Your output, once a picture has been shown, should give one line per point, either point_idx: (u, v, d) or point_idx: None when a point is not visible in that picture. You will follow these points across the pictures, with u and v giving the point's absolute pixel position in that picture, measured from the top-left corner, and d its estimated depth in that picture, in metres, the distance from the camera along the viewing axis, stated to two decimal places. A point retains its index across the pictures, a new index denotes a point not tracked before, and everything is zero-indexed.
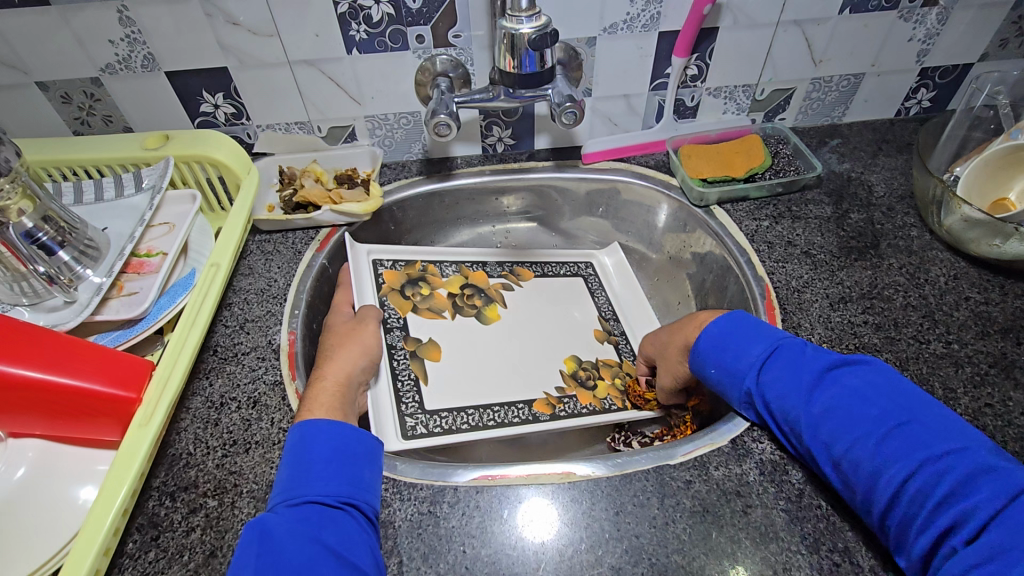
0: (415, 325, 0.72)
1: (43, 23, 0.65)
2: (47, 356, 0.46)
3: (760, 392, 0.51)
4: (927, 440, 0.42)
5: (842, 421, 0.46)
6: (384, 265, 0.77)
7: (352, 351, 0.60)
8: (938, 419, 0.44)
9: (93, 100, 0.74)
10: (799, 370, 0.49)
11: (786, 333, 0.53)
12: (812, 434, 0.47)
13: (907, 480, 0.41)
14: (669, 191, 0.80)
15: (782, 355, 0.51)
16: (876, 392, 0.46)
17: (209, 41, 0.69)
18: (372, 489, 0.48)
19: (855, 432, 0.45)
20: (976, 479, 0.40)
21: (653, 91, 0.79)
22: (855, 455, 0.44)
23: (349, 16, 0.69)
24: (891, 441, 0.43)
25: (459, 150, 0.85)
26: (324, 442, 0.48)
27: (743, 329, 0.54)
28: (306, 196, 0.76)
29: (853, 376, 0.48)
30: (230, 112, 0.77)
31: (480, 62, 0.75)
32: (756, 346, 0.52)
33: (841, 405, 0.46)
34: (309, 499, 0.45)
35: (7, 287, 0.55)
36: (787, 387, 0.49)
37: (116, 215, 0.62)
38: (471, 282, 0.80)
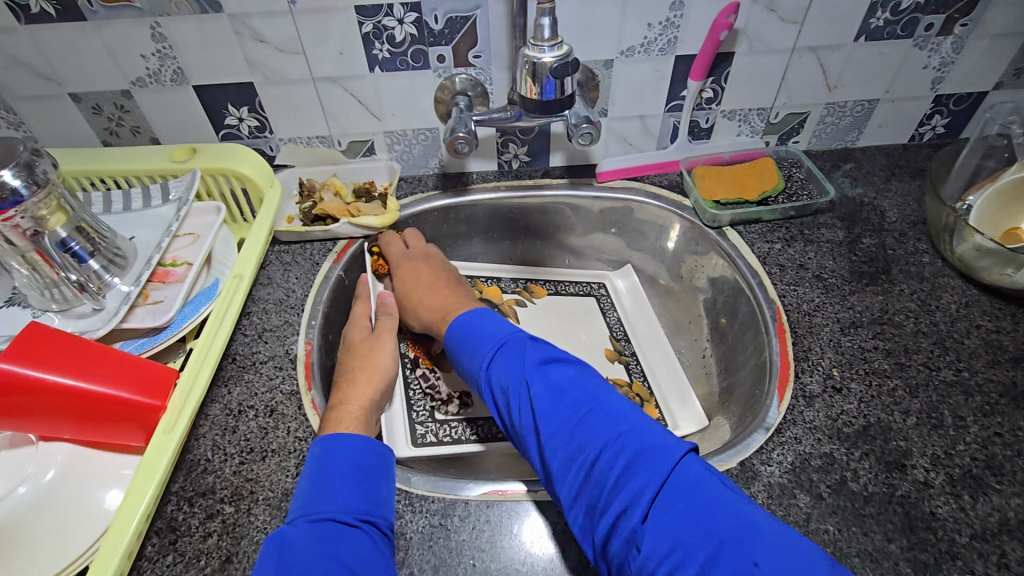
0: None
1: (78, 37, 0.68)
2: (78, 362, 0.48)
3: (489, 387, 0.56)
4: (610, 427, 0.48)
5: (552, 407, 0.51)
6: None
7: (369, 373, 0.60)
8: (622, 407, 0.50)
9: (123, 111, 0.76)
10: (515, 363, 0.55)
11: (509, 333, 0.59)
12: (519, 421, 0.52)
13: (619, 480, 0.45)
14: (681, 212, 0.81)
15: (506, 351, 0.56)
16: (574, 386, 0.53)
17: (236, 57, 0.72)
18: (388, 505, 0.49)
19: (559, 423, 0.50)
20: (640, 462, 0.45)
21: (668, 113, 0.80)
22: (553, 441, 0.49)
23: (373, 36, 0.70)
24: (590, 424, 0.49)
25: (475, 166, 0.87)
26: (344, 457, 0.50)
27: (475, 328, 0.60)
28: (325, 208, 0.78)
29: (559, 372, 0.54)
30: (254, 125, 0.79)
31: (499, 81, 0.77)
32: (483, 348, 0.58)
33: (548, 395, 0.52)
34: (328, 515, 0.46)
35: (39, 293, 0.57)
36: (505, 378, 0.54)
37: (143, 224, 0.64)
38: (486, 297, 0.82)
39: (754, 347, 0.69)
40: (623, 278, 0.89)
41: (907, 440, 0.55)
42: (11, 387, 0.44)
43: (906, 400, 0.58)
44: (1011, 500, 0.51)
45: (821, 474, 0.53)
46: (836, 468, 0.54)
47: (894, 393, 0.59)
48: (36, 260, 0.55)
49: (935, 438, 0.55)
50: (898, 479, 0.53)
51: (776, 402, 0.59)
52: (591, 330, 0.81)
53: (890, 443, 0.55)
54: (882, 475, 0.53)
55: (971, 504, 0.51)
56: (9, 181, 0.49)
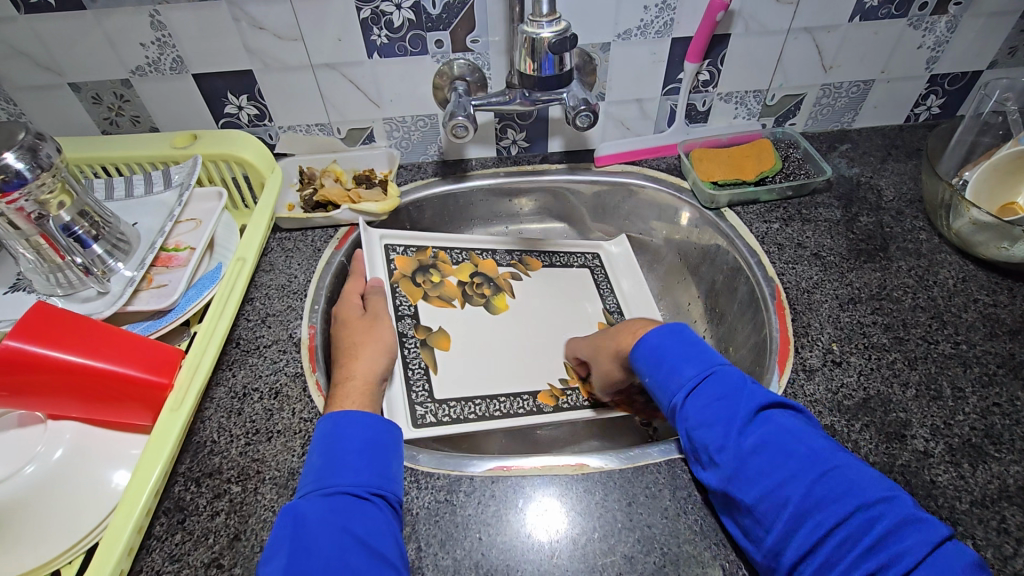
0: (427, 315, 0.74)
1: (78, 26, 0.68)
2: (84, 341, 0.48)
3: (682, 415, 0.50)
4: (854, 494, 0.42)
5: (770, 459, 0.45)
6: (396, 251, 0.79)
7: (373, 348, 0.61)
8: (864, 467, 0.44)
9: (123, 101, 0.77)
10: (727, 399, 0.49)
11: (722, 359, 0.52)
12: (734, 468, 0.46)
13: (875, 543, 0.40)
14: (680, 194, 0.82)
15: (715, 380, 0.50)
16: (800, 438, 0.46)
17: (235, 45, 0.72)
18: (397, 479, 0.50)
19: (774, 476, 0.44)
20: (891, 533, 0.40)
21: (665, 96, 0.81)
22: (783, 495, 0.43)
23: (371, 21, 0.71)
24: (827, 482, 0.43)
25: (474, 152, 0.87)
26: (354, 434, 0.50)
27: (682, 345, 0.53)
28: (326, 195, 0.78)
29: (782, 417, 0.48)
30: (253, 114, 0.80)
31: (497, 66, 0.77)
32: (689, 369, 0.51)
33: (772, 443, 0.46)
34: (339, 489, 0.46)
35: (43, 278, 0.57)
36: (718, 415, 0.48)
37: (145, 211, 0.64)
38: (481, 271, 0.82)
39: (753, 326, 0.69)
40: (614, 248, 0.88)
41: (906, 411, 0.56)
42: (19, 365, 0.45)
43: (904, 372, 0.59)
44: (1011, 468, 0.52)
45: None
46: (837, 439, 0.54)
47: (893, 366, 0.59)
48: (41, 244, 0.55)
49: (935, 409, 0.56)
50: (898, 449, 0.53)
51: (776, 376, 0.60)
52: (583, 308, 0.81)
53: (890, 415, 0.56)
54: (882, 445, 0.53)
55: (970, 472, 0.51)
56: (11, 163, 0.49)
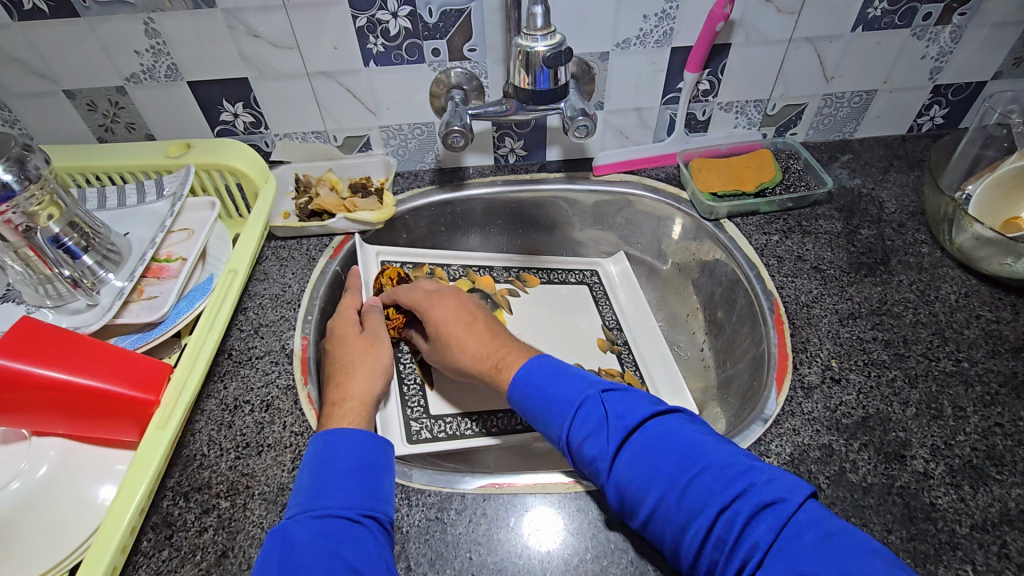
0: None
1: (72, 33, 0.68)
2: (70, 356, 0.47)
3: (573, 452, 0.50)
4: (716, 485, 0.43)
5: (642, 476, 0.46)
6: (393, 267, 0.79)
7: (369, 368, 0.60)
8: (725, 453, 0.45)
9: (118, 108, 0.77)
10: (598, 432, 0.49)
11: (583, 384, 0.53)
12: (618, 488, 0.46)
13: (742, 533, 0.41)
14: (678, 204, 0.81)
15: (587, 408, 0.51)
16: (668, 445, 0.46)
17: (230, 53, 0.72)
18: (389, 499, 0.49)
19: (654, 490, 0.45)
20: (757, 518, 0.41)
21: (664, 105, 0.80)
22: (661, 515, 0.44)
23: (367, 30, 0.70)
24: (692, 488, 0.43)
25: (471, 161, 0.86)
26: (347, 454, 0.49)
27: (547, 378, 0.54)
28: (321, 204, 0.78)
29: (651, 426, 0.48)
30: (249, 121, 0.80)
31: (494, 75, 0.77)
32: (561, 407, 0.52)
33: (644, 455, 0.46)
34: (330, 512, 0.46)
35: (32, 289, 0.56)
36: (597, 441, 0.49)
37: (138, 220, 0.64)
38: (478, 287, 0.82)
39: (751, 340, 0.68)
40: (614, 266, 0.88)
41: (906, 430, 0.55)
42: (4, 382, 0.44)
43: (905, 390, 0.58)
44: (1012, 491, 0.51)
45: (820, 465, 0.53)
46: (835, 459, 0.53)
47: (893, 383, 0.58)
48: (29, 256, 0.54)
49: (935, 429, 0.55)
50: (897, 470, 0.52)
51: (773, 393, 0.59)
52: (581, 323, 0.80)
53: (889, 434, 0.55)
54: (881, 466, 0.52)
55: (971, 495, 0.50)
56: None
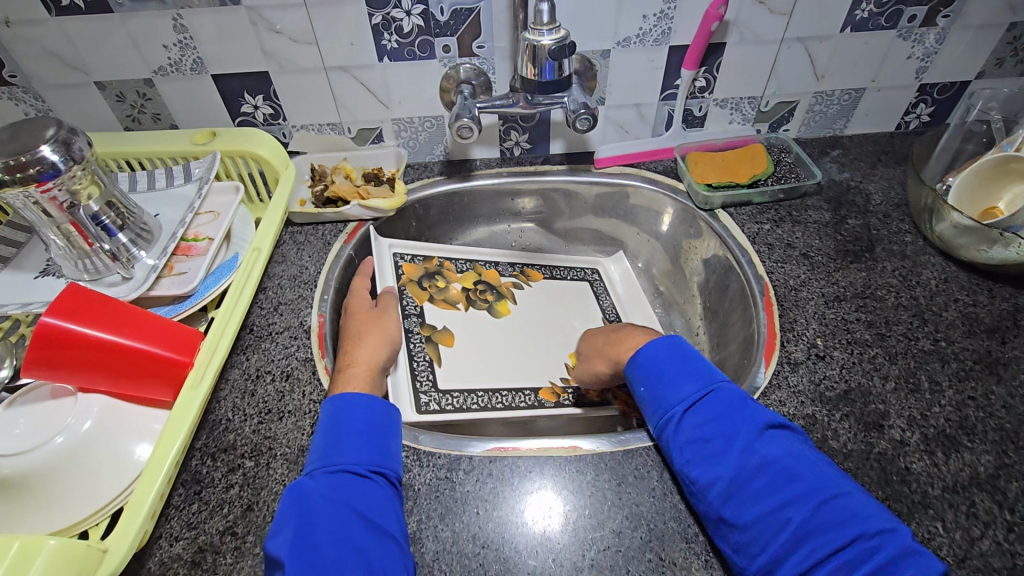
0: (432, 315, 0.78)
1: (105, 27, 0.73)
2: (113, 321, 0.52)
3: (680, 429, 0.53)
4: (852, 520, 0.44)
5: (773, 480, 0.47)
6: (405, 259, 0.83)
7: (377, 338, 0.64)
8: (865, 499, 0.46)
9: (145, 99, 0.81)
10: (727, 420, 0.52)
11: (722, 377, 0.56)
12: (731, 486, 0.48)
13: (873, 569, 0.42)
14: (675, 195, 0.85)
15: (715, 398, 0.53)
16: (801, 465, 0.48)
17: (253, 47, 0.76)
18: (397, 458, 0.53)
19: (780, 496, 0.46)
20: (898, 561, 0.42)
21: (663, 101, 0.84)
22: (785, 518, 0.45)
23: (382, 27, 0.75)
24: (825, 510, 0.45)
25: (478, 153, 0.91)
26: (357, 416, 0.53)
27: (677, 365, 0.57)
28: (337, 191, 0.82)
29: (782, 439, 0.50)
30: (268, 113, 0.84)
31: (502, 70, 0.81)
32: (690, 385, 0.55)
33: (774, 464, 0.48)
34: (343, 467, 0.50)
35: (72, 263, 0.61)
36: (719, 431, 0.51)
37: (167, 203, 0.69)
38: (484, 279, 0.86)
39: (743, 322, 0.73)
40: (615, 265, 0.93)
41: (885, 402, 0.59)
42: (57, 340, 0.48)
43: (885, 366, 0.62)
44: (982, 457, 0.54)
45: None
46: (818, 427, 0.57)
47: (874, 360, 0.62)
48: (71, 232, 0.59)
49: (912, 401, 0.59)
50: (875, 438, 0.56)
51: (762, 368, 0.63)
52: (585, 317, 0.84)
53: (869, 406, 0.58)
54: (860, 434, 0.56)
55: (943, 460, 0.54)
56: (48, 155, 0.53)
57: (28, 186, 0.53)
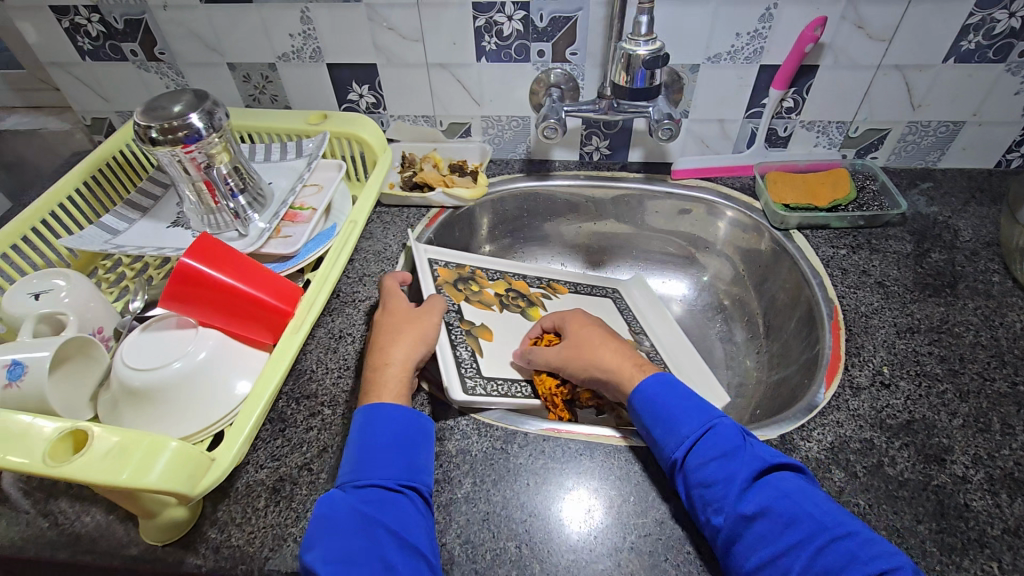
0: (470, 312, 0.75)
1: (244, 16, 0.83)
2: (235, 269, 0.59)
3: (683, 469, 0.53)
4: (859, 563, 0.44)
5: (775, 525, 0.47)
6: (439, 263, 0.79)
7: (413, 337, 0.63)
8: (871, 536, 0.47)
9: (267, 81, 0.91)
10: (728, 458, 0.52)
11: (719, 413, 0.56)
12: (736, 532, 0.48)
13: None
14: (750, 213, 0.85)
15: (715, 434, 0.54)
16: (802, 504, 0.48)
17: (367, 41, 0.84)
18: (426, 470, 0.55)
19: (780, 542, 0.47)
20: None
21: (747, 119, 0.85)
22: (785, 566, 0.46)
23: (484, 30, 0.80)
24: (827, 554, 0.45)
25: (559, 154, 0.95)
26: (386, 428, 0.55)
27: (676, 402, 0.57)
28: (425, 177, 0.88)
29: (783, 479, 0.51)
30: (370, 102, 0.92)
31: (591, 77, 0.85)
32: (688, 425, 0.55)
33: (777, 508, 0.48)
34: (372, 482, 0.52)
35: (199, 217, 0.70)
36: (718, 473, 0.51)
37: (278, 173, 0.77)
38: (515, 289, 0.84)
39: (807, 343, 0.73)
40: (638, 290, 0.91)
41: (950, 438, 0.58)
42: (192, 279, 0.56)
43: (954, 403, 0.60)
44: None
45: (859, 455, 0.57)
46: (874, 452, 0.57)
47: (943, 395, 0.61)
48: (202, 189, 0.67)
49: (981, 440, 0.57)
50: (935, 471, 0.55)
51: (823, 388, 0.63)
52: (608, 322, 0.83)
53: (932, 438, 0.57)
54: (919, 465, 0.56)
55: (1008, 502, 0.53)
56: (194, 122, 0.61)
57: (175, 146, 0.61)
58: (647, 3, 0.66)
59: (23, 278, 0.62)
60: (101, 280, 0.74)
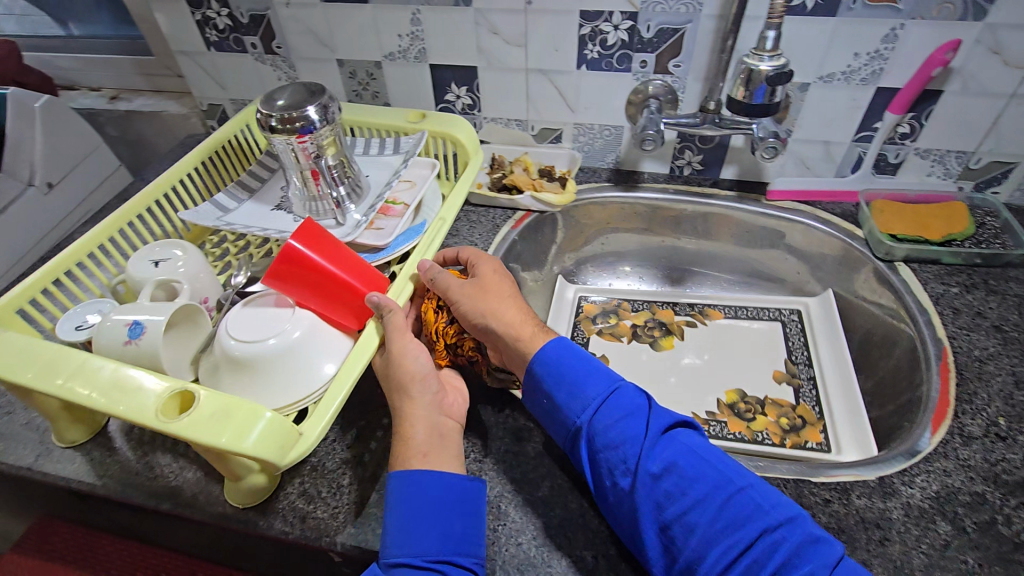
0: (594, 344, 0.87)
1: (358, 16, 0.87)
2: (334, 257, 0.62)
3: (591, 433, 0.56)
4: (760, 513, 0.48)
5: (679, 483, 0.51)
6: (586, 299, 0.94)
7: (420, 386, 0.58)
8: (770, 490, 0.51)
9: (371, 78, 0.95)
10: (631, 418, 0.55)
11: (620, 378, 0.60)
12: (660, 494, 0.50)
13: (786, 560, 0.46)
14: (850, 240, 0.81)
15: (619, 398, 0.57)
16: (707, 462, 0.52)
17: (471, 44, 0.86)
18: (474, 541, 0.52)
19: (687, 496, 0.50)
20: (805, 552, 0.46)
21: (855, 142, 0.82)
22: (692, 520, 0.49)
23: (588, 38, 0.81)
24: (732, 505, 0.49)
25: (648, 166, 0.94)
26: (423, 499, 0.52)
27: (576, 365, 0.60)
28: (514, 180, 0.90)
29: (686, 438, 0.55)
30: (466, 103, 0.94)
31: (691, 91, 0.84)
32: (591, 389, 0.58)
33: (681, 464, 0.52)
34: (407, 559, 0.50)
35: (302, 203, 0.74)
36: (625, 434, 0.54)
37: (376, 167, 0.80)
38: (657, 317, 0.91)
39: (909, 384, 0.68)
40: (821, 306, 0.88)
41: None
42: (297, 262, 0.59)
43: None
44: None
45: (968, 509, 0.53)
46: (986, 508, 0.53)
47: None
48: (308, 177, 0.71)
49: None
50: None
51: (928, 433, 0.59)
52: (760, 357, 0.84)
53: None
54: None
55: None
56: (310, 114, 0.64)
57: (291, 135, 0.65)
58: (777, 18, 0.64)
59: (147, 245, 0.68)
60: (209, 253, 0.80)
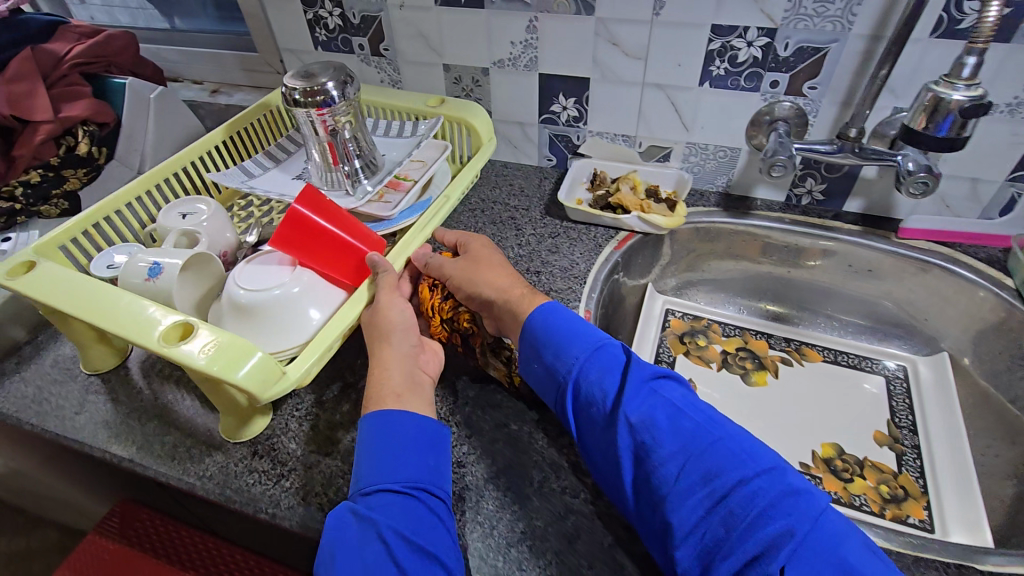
0: (681, 365, 0.84)
1: (472, 21, 0.85)
2: (335, 221, 0.65)
3: (575, 386, 0.54)
4: (740, 463, 0.45)
5: (660, 434, 0.48)
6: (674, 314, 0.90)
7: (402, 332, 0.60)
8: (755, 444, 0.48)
9: (476, 85, 0.93)
10: (613, 373, 0.53)
11: (605, 336, 0.58)
12: (639, 446, 0.48)
13: (766, 509, 0.42)
14: (998, 290, 0.73)
15: (603, 353, 0.55)
16: (689, 413, 0.50)
17: (587, 55, 0.83)
18: (441, 476, 0.52)
19: (665, 446, 0.47)
20: (785, 500, 0.43)
21: (1010, 182, 0.74)
22: (667, 472, 0.46)
23: (717, 54, 0.76)
24: (711, 453, 0.46)
25: (762, 193, 0.88)
26: (401, 433, 0.52)
27: (563, 324, 0.58)
28: (620, 199, 0.85)
29: (671, 392, 0.52)
30: (572, 115, 0.91)
31: (824, 116, 0.78)
32: (576, 347, 0.56)
33: (660, 415, 0.49)
34: (381, 488, 0.49)
35: (320, 174, 0.79)
36: (608, 388, 0.52)
37: (393, 146, 0.86)
38: (750, 347, 0.86)
39: None
40: (928, 366, 0.82)
41: None
42: (296, 220, 0.62)
43: None
44: None
45: None
46: None
47: None
48: (324, 149, 0.75)
49: None
50: None
51: None
52: (863, 412, 0.78)
53: None
54: None
55: None
56: (330, 89, 0.69)
57: (310, 108, 0.70)
58: (981, 42, 0.57)
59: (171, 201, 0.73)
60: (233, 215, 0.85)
